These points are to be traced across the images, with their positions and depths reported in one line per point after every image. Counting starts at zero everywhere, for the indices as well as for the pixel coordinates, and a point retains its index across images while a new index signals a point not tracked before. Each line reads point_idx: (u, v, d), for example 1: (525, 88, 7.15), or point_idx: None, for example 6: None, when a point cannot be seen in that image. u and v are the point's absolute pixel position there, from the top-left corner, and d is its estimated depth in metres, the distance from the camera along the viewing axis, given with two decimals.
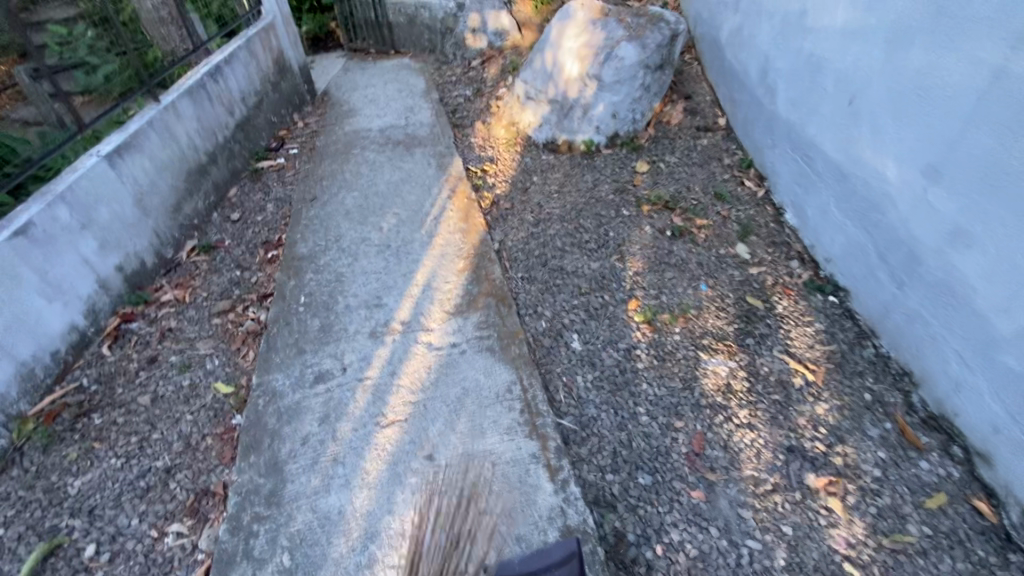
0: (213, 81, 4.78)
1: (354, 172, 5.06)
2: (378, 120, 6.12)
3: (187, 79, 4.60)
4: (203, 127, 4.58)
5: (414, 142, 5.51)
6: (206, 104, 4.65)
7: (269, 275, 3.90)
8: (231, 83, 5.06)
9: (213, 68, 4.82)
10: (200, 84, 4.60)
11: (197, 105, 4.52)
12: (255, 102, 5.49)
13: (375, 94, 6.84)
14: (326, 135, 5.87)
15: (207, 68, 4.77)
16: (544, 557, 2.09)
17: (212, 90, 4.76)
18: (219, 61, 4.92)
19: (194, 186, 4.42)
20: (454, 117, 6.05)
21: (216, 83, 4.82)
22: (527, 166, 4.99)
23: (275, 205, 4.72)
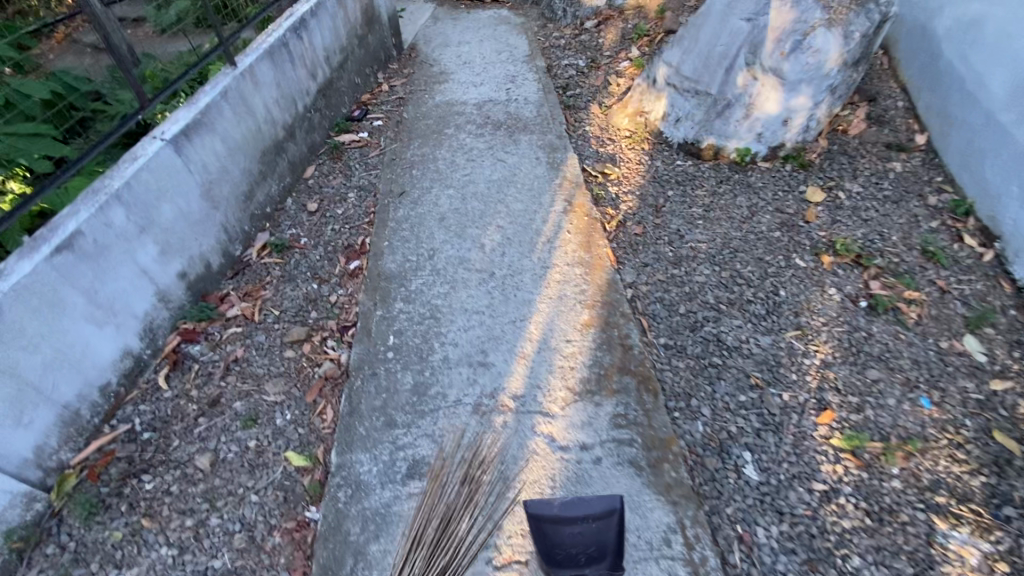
0: (295, 39, 4.00)
1: (451, 161, 4.29)
2: (474, 91, 5.22)
3: (266, 35, 3.83)
4: (282, 96, 3.87)
5: (519, 126, 4.63)
6: (286, 68, 3.90)
7: (352, 295, 3.27)
8: (314, 40, 4.26)
9: (296, 21, 4.02)
10: (282, 42, 3.85)
11: (276, 70, 3.78)
12: (339, 61, 4.70)
13: (468, 54, 5.88)
14: (414, 106, 5.06)
15: (288, 22, 3.98)
16: (581, 510, 2.01)
17: (294, 50, 3.98)
18: (303, 14, 4.12)
19: (269, 168, 3.77)
20: (563, 94, 5.05)
21: (299, 41, 4.04)
22: (659, 174, 4.05)
23: (358, 196, 4.05)
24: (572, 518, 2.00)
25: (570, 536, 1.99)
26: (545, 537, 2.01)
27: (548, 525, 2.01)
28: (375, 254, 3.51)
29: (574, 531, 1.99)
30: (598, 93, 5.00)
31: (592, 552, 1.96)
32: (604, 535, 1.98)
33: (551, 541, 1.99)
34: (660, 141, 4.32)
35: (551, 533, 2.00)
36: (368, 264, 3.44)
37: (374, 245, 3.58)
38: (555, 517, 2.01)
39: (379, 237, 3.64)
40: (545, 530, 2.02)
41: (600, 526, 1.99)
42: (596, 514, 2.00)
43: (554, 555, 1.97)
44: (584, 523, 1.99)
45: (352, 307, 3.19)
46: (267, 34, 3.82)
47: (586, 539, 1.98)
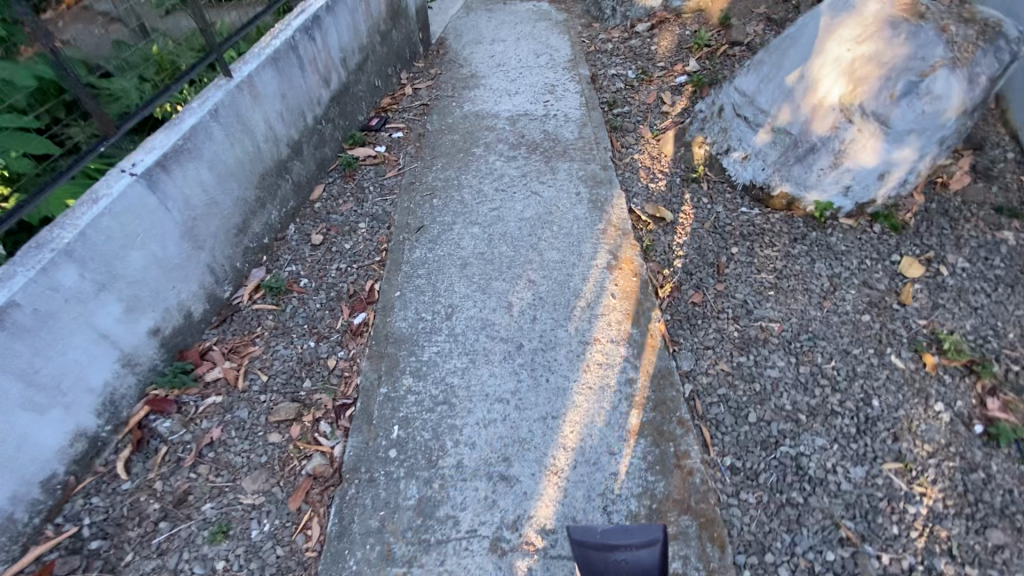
0: (306, 41, 3.44)
1: (477, 190, 3.74)
2: (507, 103, 4.63)
3: (271, 37, 3.28)
4: (287, 109, 3.34)
5: (557, 149, 4.05)
6: (293, 75, 3.35)
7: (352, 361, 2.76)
8: (329, 41, 3.69)
9: (308, 20, 3.46)
10: (290, 46, 3.30)
11: (281, 79, 3.24)
12: (357, 63, 4.14)
13: (503, 55, 5.25)
14: (439, 117, 4.49)
15: (299, 22, 3.43)
16: (625, 535, 1.82)
17: (305, 54, 3.43)
18: (317, 10, 3.56)
19: (268, 194, 3.28)
20: (609, 112, 4.43)
21: (310, 43, 3.48)
22: (719, 223, 3.46)
23: (369, 227, 3.54)
24: (616, 544, 1.80)
25: (615, 565, 1.77)
26: (587, 564, 1.77)
27: (590, 551, 1.79)
28: (383, 308, 2.99)
29: (619, 559, 1.77)
30: (650, 113, 4.38)
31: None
32: (649, 570, 1.77)
33: (594, 570, 1.76)
34: (721, 181, 3.72)
35: (595, 561, 1.78)
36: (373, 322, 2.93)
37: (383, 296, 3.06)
38: (598, 543, 1.80)
39: (389, 287, 3.11)
40: (587, 557, 1.79)
41: (645, 555, 1.79)
42: (640, 547, 1.80)
43: None
44: (629, 550, 1.78)
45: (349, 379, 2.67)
46: (274, 36, 3.28)
47: (630, 572, 1.76)
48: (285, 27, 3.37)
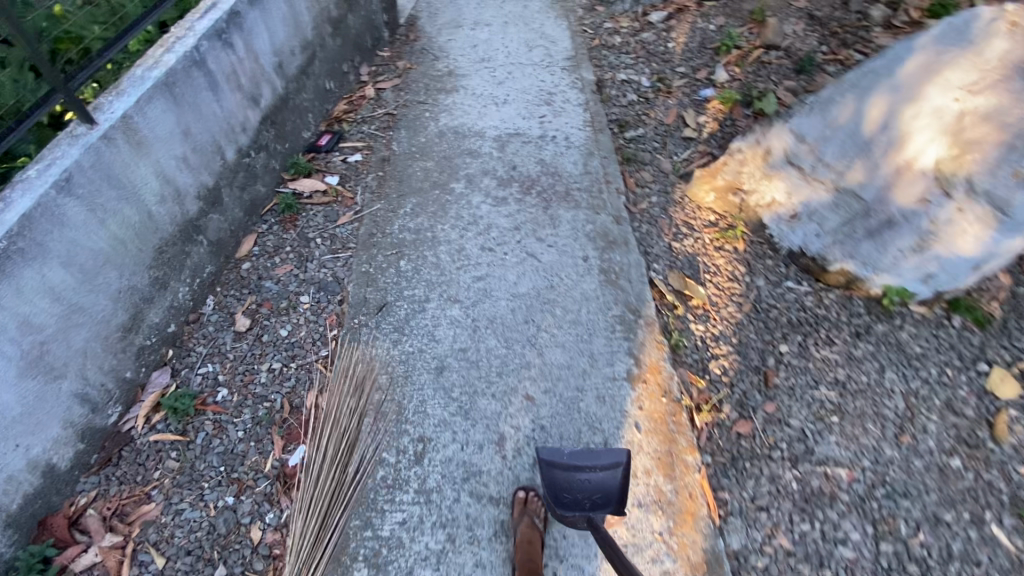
0: (218, 50, 2.46)
1: (456, 249, 2.91)
2: (493, 115, 3.72)
3: (161, 48, 2.29)
4: (194, 149, 2.40)
5: (556, 186, 3.24)
6: (199, 102, 2.39)
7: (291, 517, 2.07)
8: (253, 43, 2.70)
9: (221, 18, 2.47)
10: (194, 57, 2.31)
11: (179, 111, 2.29)
12: (299, 66, 3.15)
13: (488, 47, 4.26)
14: (407, 134, 3.57)
15: (206, 22, 2.43)
16: (591, 458, 2.06)
17: (216, 69, 2.46)
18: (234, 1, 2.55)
19: (170, 270, 2.40)
20: (620, 134, 3.60)
21: (224, 51, 2.50)
22: (760, 306, 2.76)
23: (314, 303, 2.71)
24: (581, 466, 2.04)
25: (580, 485, 2.00)
26: (554, 485, 2.02)
27: (556, 473, 2.04)
28: (337, 432, 2.25)
29: (584, 479, 2.01)
30: (668, 137, 3.58)
31: (598, 499, 1.97)
32: (610, 489, 1.98)
33: (558, 489, 2.00)
34: (760, 242, 3.00)
35: (557, 481, 2.02)
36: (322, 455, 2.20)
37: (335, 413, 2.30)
38: (565, 465, 2.05)
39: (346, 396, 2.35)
40: (555, 478, 2.04)
41: (610, 478, 2.00)
42: (603, 471, 2.01)
43: (561, 499, 1.99)
44: (592, 472, 2.01)
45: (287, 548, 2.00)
46: (166, 47, 2.29)
47: (592, 490, 1.99)
48: (185, 32, 2.38)
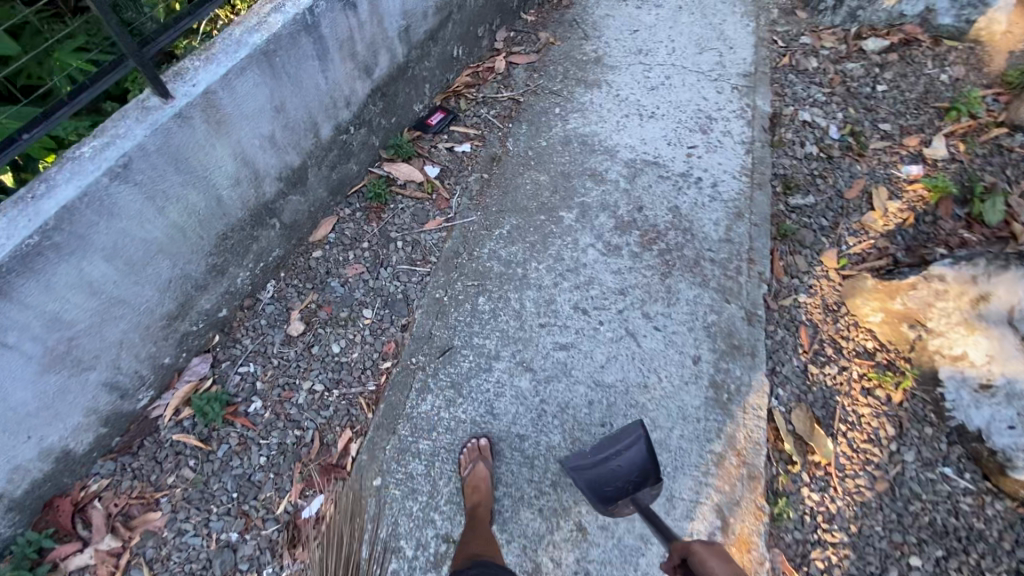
0: (337, 11, 2.00)
1: (545, 300, 2.47)
2: (633, 131, 3.09)
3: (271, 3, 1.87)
4: (285, 126, 2.04)
5: (685, 248, 2.65)
6: (300, 73, 1.99)
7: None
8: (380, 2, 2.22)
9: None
10: (306, 18, 1.89)
11: (272, 84, 1.90)
12: (429, 30, 2.67)
13: (649, 37, 3.54)
14: (528, 133, 3.06)
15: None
16: (612, 443, 1.91)
17: (329, 34, 2.02)
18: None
19: (232, 256, 2.14)
20: (780, 196, 2.89)
21: (344, 13, 2.05)
22: (896, 490, 2.17)
23: (375, 322, 2.40)
24: (607, 454, 1.90)
25: (614, 475, 1.86)
26: (590, 484, 1.87)
27: (587, 472, 1.88)
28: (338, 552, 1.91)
29: (614, 467, 1.87)
30: (839, 218, 2.84)
31: (635, 479, 1.83)
32: (645, 466, 1.85)
33: (595, 485, 1.85)
34: (922, 401, 2.35)
35: (589, 478, 1.88)
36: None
37: (339, 521, 1.96)
38: (591, 461, 1.90)
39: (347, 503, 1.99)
40: (587, 478, 1.88)
41: (636, 455, 1.87)
42: (629, 460, 1.87)
43: (603, 494, 1.84)
44: (617, 456, 1.88)
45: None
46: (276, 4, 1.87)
47: (628, 472, 1.85)
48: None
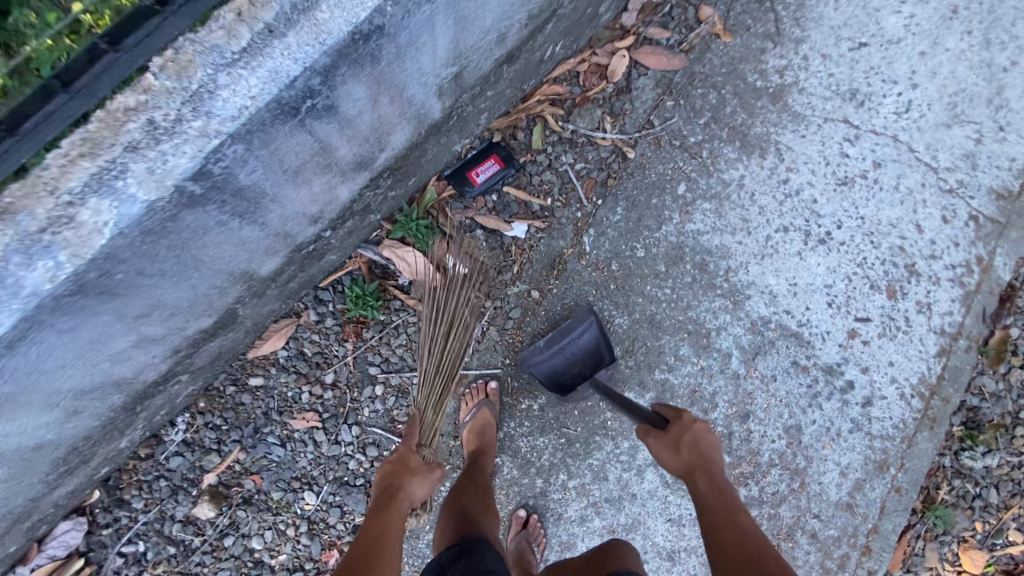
0: (270, 145, 1.09)
1: (561, 542, 1.76)
2: (784, 265, 1.94)
3: (93, 165, 0.98)
4: (154, 317, 1.22)
5: (782, 506, 1.82)
6: (197, 256, 1.17)
7: (406, 466, 1.46)
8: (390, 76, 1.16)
9: (299, 71, 1.01)
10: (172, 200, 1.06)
11: (135, 292, 1.15)
12: (505, 54, 1.40)
13: (878, 68, 2.07)
14: (622, 224, 1.91)
15: (251, 79, 1.00)
16: (562, 335, 1.73)
17: (257, 180, 1.13)
18: (379, 6, 1.01)
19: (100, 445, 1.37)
20: (950, 443, 1.94)
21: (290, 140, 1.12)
22: None
23: (318, 511, 1.70)
24: (561, 346, 1.73)
25: (571, 365, 1.73)
26: (550, 379, 1.73)
27: (546, 367, 1.73)
28: (445, 366, 1.70)
29: (570, 356, 1.73)
30: (1019, 500, 1.91)
31: (591, 364, 1.73)
32: (602, 346, 1.73)
33: (554, 372, 1.73)
34: None
35: (550, 371, 1.73)
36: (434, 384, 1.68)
37: (434, 336, 1.70)
38: (549, 357, 1.73)
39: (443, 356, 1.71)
40: (547, 371, 1.73)
41: (591, 340, 1.73)
42: (582, 340, 1.72)
43: (564, 384, 1.74)
44: (572, 345, 1.72)
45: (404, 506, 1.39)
46: (108, 164, 0.98)
47: (585, 353, 1.73)
48: (173, 110, 0.99)
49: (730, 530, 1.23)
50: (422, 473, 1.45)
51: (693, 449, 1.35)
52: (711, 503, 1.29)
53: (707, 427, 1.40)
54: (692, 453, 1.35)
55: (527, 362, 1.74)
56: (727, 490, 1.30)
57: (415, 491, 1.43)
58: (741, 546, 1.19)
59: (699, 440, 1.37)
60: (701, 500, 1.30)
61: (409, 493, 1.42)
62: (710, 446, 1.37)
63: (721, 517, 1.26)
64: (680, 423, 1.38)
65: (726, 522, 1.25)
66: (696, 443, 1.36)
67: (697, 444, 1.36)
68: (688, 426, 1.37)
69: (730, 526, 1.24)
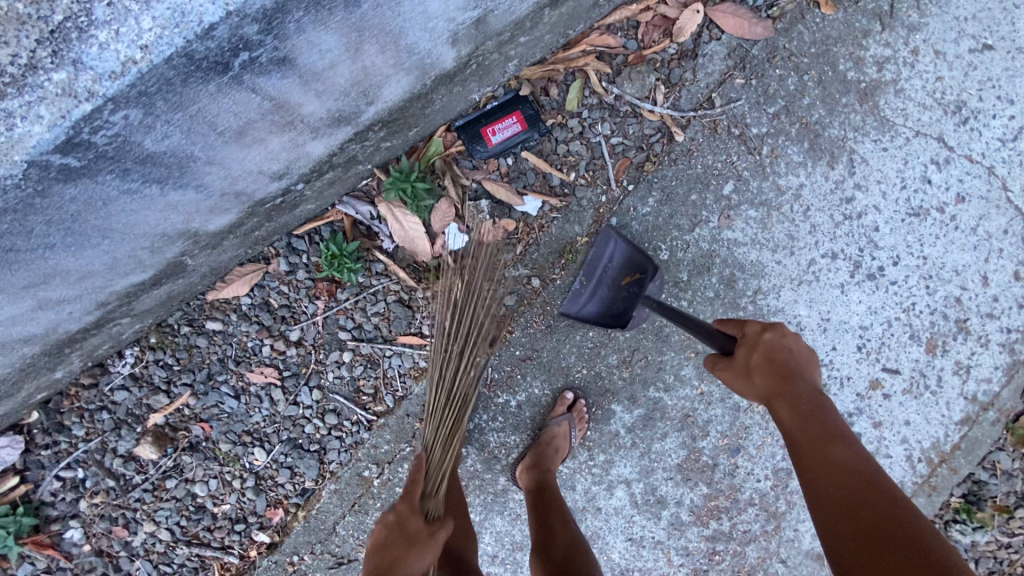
0: (188, 106, 0.98)
1: (513, 541, 1.69)
2: (820, 296, 1.71)
3: None
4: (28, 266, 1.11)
5: (751, 546, 1.72)
6: (104, 226, 1.12)
7: (407, 536, 1.07)
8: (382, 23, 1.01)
9: (217, 18, 0.88)
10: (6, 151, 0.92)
11: (23, 265, 1.10)
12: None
13: (996, 80, 1.72)
14: (649, 218, 1.66)
15: (145, 21, 0.87)
16: (593, 268, 1.59)
17: (175, 145, 1.03)
18: None
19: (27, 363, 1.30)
20: (942, 512, 1.80)
21: (217, 102, 1.00)
22: None
23: (267, 468, 1.60)
24: (596, 279, 1.59)
25: (616, 293, 1.57)
26: (601, 317, 1.58)
27: (592, 307, 1.59)
28: (454, 401, 1.36)
29: (610, 285, 1.58)
30: None
31: (633, 282, 1.54)
32: (639, 258, 1.54)
33: (602, 306, 1.58)
34: None
35: (600, 307, 1.58)
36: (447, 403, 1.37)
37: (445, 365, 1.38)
38: (590, 295, 1.59)
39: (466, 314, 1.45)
40: (595, 312, 1.59)
41: (622, 259, 1.56)
42: (616, 259, 1.57)
43: (618, 314, 1.55)
44: (605, 273, 1.58)
45: None
46: None
47: (623, 272, 1.57)
48: (27, 53, 0.88)
49: (822, 462, 1.07)
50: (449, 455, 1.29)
51: (765, 374, 1.12)
52: (795, 432, 1.10)
53: (779, 337, 1.15)
54: (767, 378, 1.12)
55: (571, 311, 1.61)
56: (814, 413, 1.10)
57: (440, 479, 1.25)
58: (842, 485, 1.05)
59: (773, 359, 1.14)
60: (782, 427, 1.13)
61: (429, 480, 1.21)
62: (789, 359, 1.13)
63: (808, 446, 1.09)
64: (745, 346, 1.15)
65: (817, 452, 1.08)
66: (769, 363, 1.13)
67: (774, 361, 1.13)
68: (755, 347, 1.14)
69: (824, 457, 1.07)
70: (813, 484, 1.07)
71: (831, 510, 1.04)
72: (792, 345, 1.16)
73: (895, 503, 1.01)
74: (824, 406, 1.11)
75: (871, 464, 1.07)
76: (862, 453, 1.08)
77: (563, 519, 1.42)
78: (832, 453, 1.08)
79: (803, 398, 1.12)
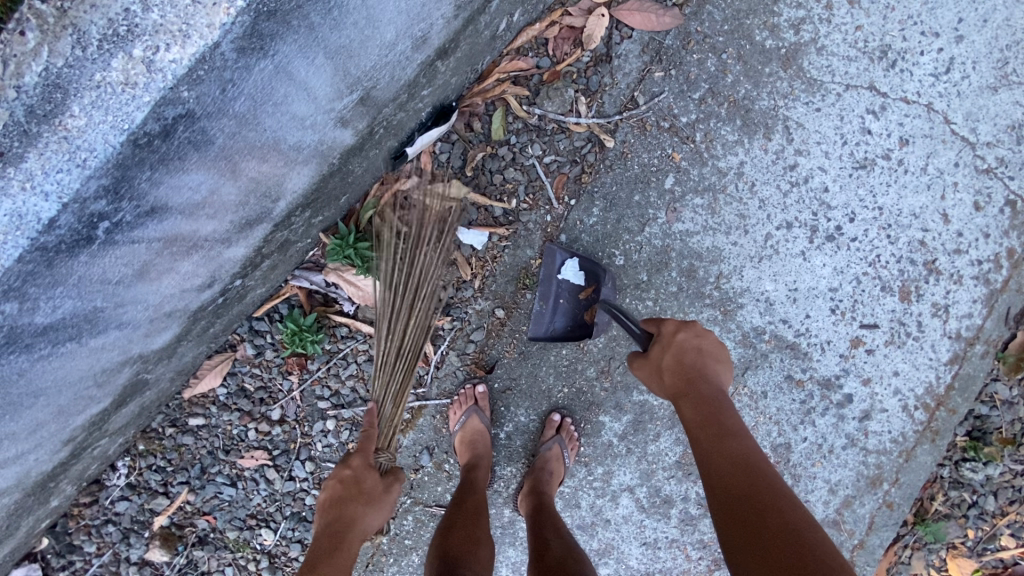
0: (65, 280, 1.05)
1: None
2: (784, 267, 1.71)
3: None
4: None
5: None
6: (35, 389, 1.16)
7: (359, 493, 1.29)
8: (260, 140, 1.11)
9: (57, 210, 0.98)
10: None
11: None
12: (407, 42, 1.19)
13: (916, 16, 1.69)
14: (598, 228, 1.66)
15: None
16: (547, 288, 1.62)
17: (72, 310, 1.09)
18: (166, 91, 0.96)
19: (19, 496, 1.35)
20: (951, 453, 1.80)
21: (96, 265, 1.07)
22: None
23: (278, 546, 1.63)
24: (553, 298, 1.62)
25: (576, 304, 1.62)
26: (570, 331, 1.63)
27: (559, 323, 1.63)
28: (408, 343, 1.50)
29: (568, 299, 1.62)
30: (1019, 509, 1.80)
31: (588, 290, 1.62)
32: (587, 266, 1.61)
33: (567, 320, 1.63)
34: None
35: (566, 322, 1.63)
36: (394, 365, 1.48)
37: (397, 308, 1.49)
38: (553, 313, 1.62)
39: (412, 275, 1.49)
40: (562, 328, 1.63)
41: (571, 271, 1.62)
42: (567, 271, 1.61)
43: (583, 323, 1.62)
44: (560, 290, 1.62)
45: (353, 546, 1.26)
46: None
47: (577, 282, 1.62)
48: None
49: (721, 455, 1.11)
50: (381, 502, 1.31)
51: (674, 372, 1.19)
52: (697, 427, 1.15)
53: (693, 337, 1.22)
54: (675, 376, 1.19)
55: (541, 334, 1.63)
56: (714, 410, 1.14)
57: (370, 526, 1.29)
58: (740, 474, 1.07)
59: (682, 359, 1.20)
60: (687, 425, 1.17)
61: (362, 527, 1.29)
62: (698, 359, 1.20)
63: (708, 440, 1.13)
64: (661, 345, 1.22)
65: (717, 448, 1.12)
66: (678, 363, 1.20)
67: (682, 363, 1.19)
68: (667, 347, 1.21)
69: (724, 450, 1.11)
70: (714, 477, 1.10)
71: (725, 496, 1.06)
72: (704, 343, 1.22)
73: (783, 499, 1.03)
74: (725, 405, 1.16)
75: (767, 463, 1.10)
76: (759, 453, 1.11)
77: (558, 532, 1.42)
78: (730, 447, 1.11)
79: (707, 399, 1.17)
